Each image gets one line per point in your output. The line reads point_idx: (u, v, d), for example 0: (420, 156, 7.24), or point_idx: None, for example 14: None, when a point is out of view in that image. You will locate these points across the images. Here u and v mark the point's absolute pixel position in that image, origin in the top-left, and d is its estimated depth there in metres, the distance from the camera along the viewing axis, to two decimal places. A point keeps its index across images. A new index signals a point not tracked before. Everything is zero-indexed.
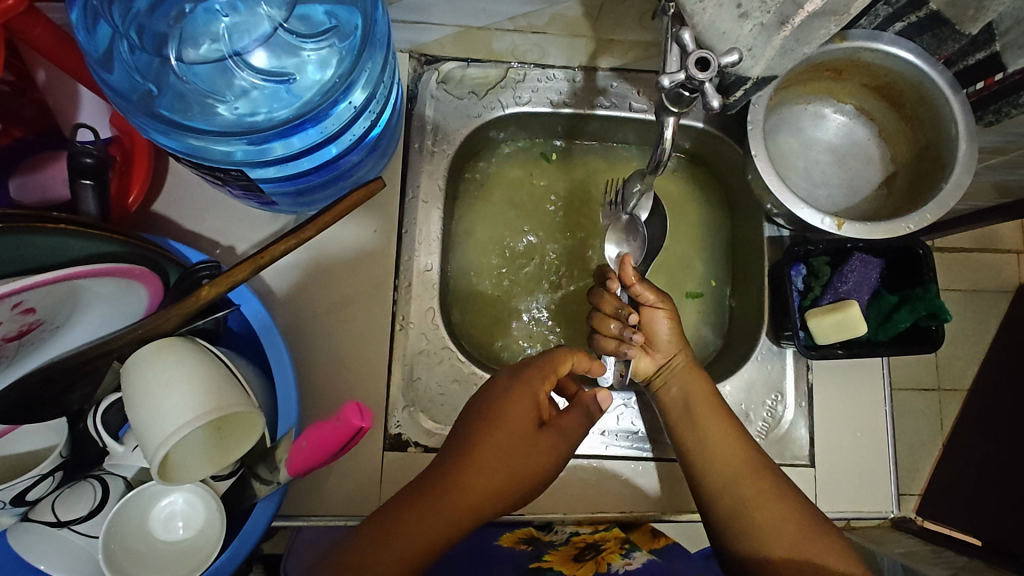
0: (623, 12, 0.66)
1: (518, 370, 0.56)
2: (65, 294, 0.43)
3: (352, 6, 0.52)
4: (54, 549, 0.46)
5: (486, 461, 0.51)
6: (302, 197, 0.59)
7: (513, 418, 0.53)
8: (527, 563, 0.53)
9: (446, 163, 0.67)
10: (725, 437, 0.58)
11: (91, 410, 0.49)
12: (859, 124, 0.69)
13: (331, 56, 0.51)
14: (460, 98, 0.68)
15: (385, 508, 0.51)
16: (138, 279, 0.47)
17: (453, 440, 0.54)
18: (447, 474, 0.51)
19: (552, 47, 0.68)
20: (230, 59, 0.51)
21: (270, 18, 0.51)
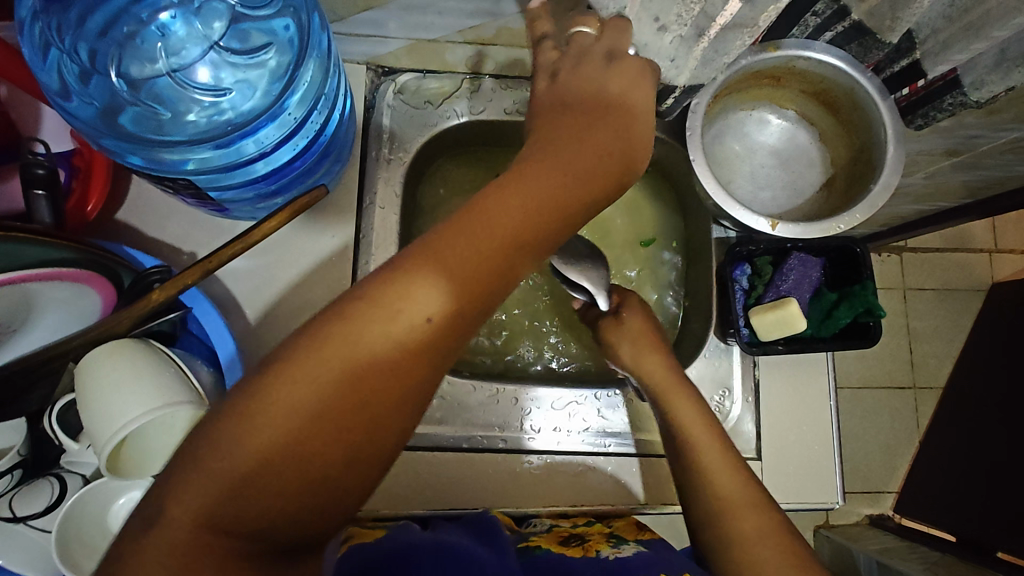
0: None
1: (580, 121, 0.43)
2: (17, 297, 0.46)
3: (288, 18, 0.54)
4: (10, 544, 0.48)
5: (519, 264, 0.38)
6: (258, 203, 0.61)
7: (563, 199, 0.39)
8: (517, 543, 0.57)
9: (403, 170, 0.68)
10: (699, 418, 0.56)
11: (47, 410, 0.50)
12: (800, 128, 0.72)
13: (280, 66, 0.54)
14: (416, 108, 0.69)
15: (340, 335, 0.34)
16: (87, 283, 0.49)
17: (462, 223, 0.37)
18: (448, 286, 0.35)
19: (503, 58, 0.71)
20: (170, 76, 0.53)
21: (207, 36, 0.54)
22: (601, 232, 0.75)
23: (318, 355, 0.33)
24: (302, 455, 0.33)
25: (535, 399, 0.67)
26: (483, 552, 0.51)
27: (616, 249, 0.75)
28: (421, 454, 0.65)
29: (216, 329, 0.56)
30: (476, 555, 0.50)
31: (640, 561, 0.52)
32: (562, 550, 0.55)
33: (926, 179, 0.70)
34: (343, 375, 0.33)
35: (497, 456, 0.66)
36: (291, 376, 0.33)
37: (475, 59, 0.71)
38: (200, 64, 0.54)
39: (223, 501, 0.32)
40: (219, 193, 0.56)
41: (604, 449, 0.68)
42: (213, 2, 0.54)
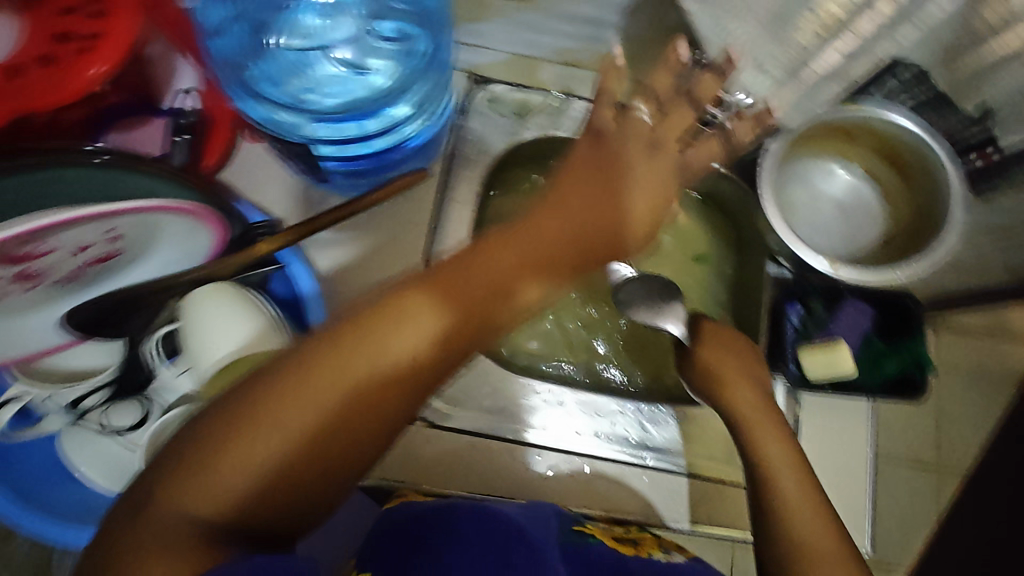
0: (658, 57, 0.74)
1: (565, 201, 0.57)
2: (140, 220, 0.47)
3: (425, 31, 0.61)
4: (92, 454, 0.55)
5: (490, 308, 0.50)
6: (350, 178, 0.66)
7: (530, 260, 0.52)
8: (572, 526, 0.57)
9: (481, 170, 0.72)
10: (773, 431, 0.55)
11: (148, 336, 0.54)
12: (863, 183, 0.76)
13: (398, 69, 0.60)
14: (502, 117, 0.74)
15: (337, 355, 0.43)
16: (207, 223, 0.50)
17: (440, 277, 0.49)
18: (433, 321, 0.46)
19: (591, 82, 0.75)
20: (314, 49, 0.60)
21: (355, 24, 0.61)
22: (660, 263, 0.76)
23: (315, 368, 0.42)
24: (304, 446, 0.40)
25: (583, 402, 0.70)
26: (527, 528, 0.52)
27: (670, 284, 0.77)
28: (460, 438, 0.68)
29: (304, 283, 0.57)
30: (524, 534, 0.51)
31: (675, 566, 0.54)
32: (615, 546, 0.55)
33: (987, 252, 0.71)
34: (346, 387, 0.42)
35: (535, 452, 0.69)
36: (297, 374, 0.41)
37: (565, 80, 0.75)
38: (341, 45, 0.60)
39: (218, 495, 0.38)
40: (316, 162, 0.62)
41: (641, 461, 0.69)
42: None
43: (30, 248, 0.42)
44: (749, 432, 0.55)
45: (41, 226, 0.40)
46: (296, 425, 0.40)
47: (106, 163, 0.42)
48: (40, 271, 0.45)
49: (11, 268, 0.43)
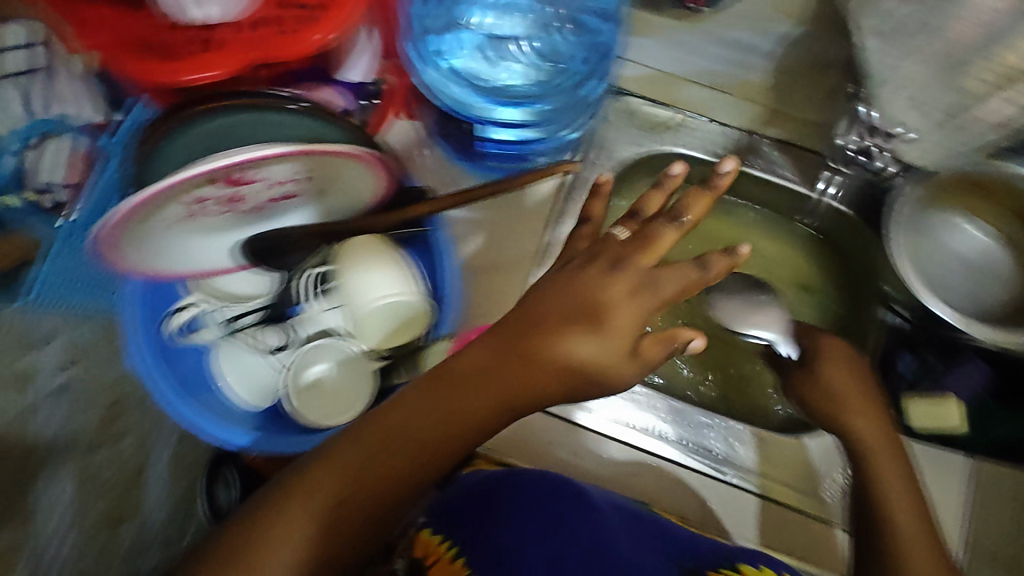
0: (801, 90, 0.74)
1: (609, 259, 0.49)
2: (328, 164, 0.51)
3: (580, 49, 0.70)
4: (236, 369, 0.61)
5: (534, 375, 0.44)
6: (482, 163, 0.70)
7: (575, 333, 0.45)
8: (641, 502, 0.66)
9: (606, 176, 0.75)
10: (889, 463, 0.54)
11: (302, 272, 0.61)
12: (991, 244, 0.73)
13: (551, 74, 0.69)
14: (634, 128, 0.77)
15: (363, 433, 0.42)
16: (382, 181, 0.55)
17: (460, 354, 0.46)
18: (453, 386, 0.44)
19: (726, 106, 0.76)
20: (485, 39, 0.69)
21: (523, 30, 0.70)
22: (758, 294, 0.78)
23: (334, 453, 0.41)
24: (342, 522, 0.40)
25: (672, 409, 0.72)
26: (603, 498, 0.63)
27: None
28: (544, 421, 0.70)
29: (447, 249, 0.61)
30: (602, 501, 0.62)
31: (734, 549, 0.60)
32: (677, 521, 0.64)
33: None
34: (373, 450, 0.41)
35: (618, 451, 0.69)
36: (317, 462, 0.41)
37: (703, 101, 0.76)
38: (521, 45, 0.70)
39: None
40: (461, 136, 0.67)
41: (725, 478, 0.69)
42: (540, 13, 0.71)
43: (244, 174, 0.47)
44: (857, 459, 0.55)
45: (267, 158, 0.45)
46: (316, 510, 0.40)
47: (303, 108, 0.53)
48: (240, 197, 0.51)
49: (223, 187, 0.48)
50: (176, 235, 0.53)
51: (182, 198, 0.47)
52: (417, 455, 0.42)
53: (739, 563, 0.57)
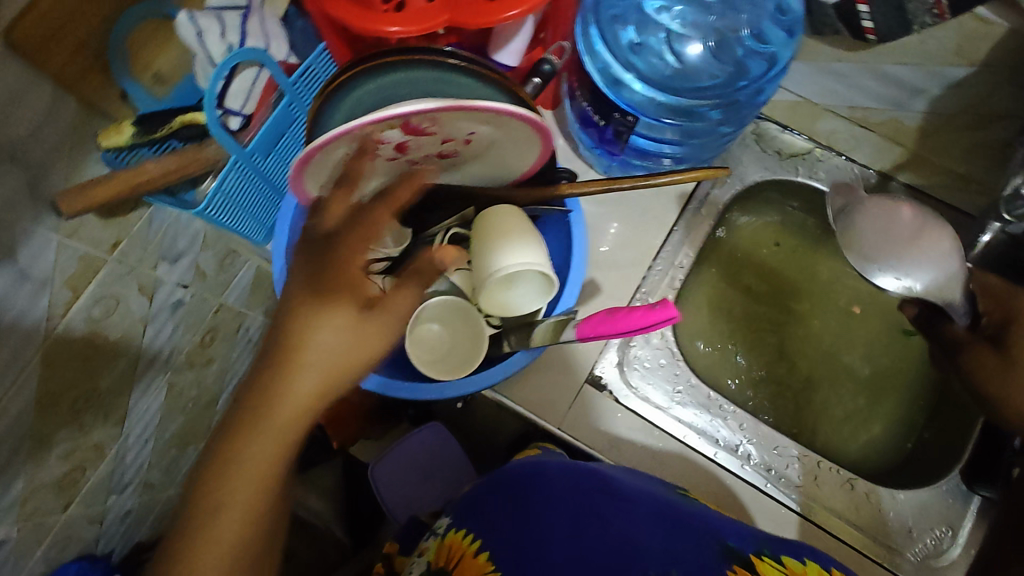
0: (955, 139, 0.70)
1: (327, 230, 0.52)
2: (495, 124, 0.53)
3: (757, 68, 0.62)
4: None
5: (310, 378, 0.48)
6: (611, 156, 0.68)
7: (292, 335, 0.49)
8: (677, 488, 0.62)
9: (730, 194, 0.76)
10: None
11: (441, 232, 0.63)
12: None
13: (710, 87, 0.62)
14: (764, 152, 0.77)
15: (214, 495, 0.48)
16: (538, 153, 0.57)
17: (263, 389, 0.48)
18: (272, 422, 0.48)
19: (866, 144, 0.75)
20: (660, 28, 0.63)
21: (708, 28, 0.62)
22: (864, 338, 0.77)
23: (199, 513, 0.48)
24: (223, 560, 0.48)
25: (761, 434, 0.70)
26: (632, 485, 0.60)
27: (864, 366, 0.77)
28: (633, 418, 0.69)
29: (579, 233, 0.62)
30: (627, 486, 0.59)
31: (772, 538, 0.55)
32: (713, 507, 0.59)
33: None
34: (241, 506, 0.48)
35: (703, 462, 0.68)
36: (196, 524, 0.47)
37: (842, 135, 0.75)
38: (689, 44, 0.63)
39: None
40: (591, 130, 0.65)
41: (801, 512, 0.67)
42: (737, 13, 0.62)
43: (424, 125, 0.51)
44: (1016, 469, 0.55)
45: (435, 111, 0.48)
46: (211, 566, 0.47)
47: (458, 68, 0.54)
48: (413, 147, 0.55)
49: (400, 134, 0.52)
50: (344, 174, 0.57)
51: (366, 139, 0.51)
52: (272, 479, 0.49)
53: (782, 554, 0.52)
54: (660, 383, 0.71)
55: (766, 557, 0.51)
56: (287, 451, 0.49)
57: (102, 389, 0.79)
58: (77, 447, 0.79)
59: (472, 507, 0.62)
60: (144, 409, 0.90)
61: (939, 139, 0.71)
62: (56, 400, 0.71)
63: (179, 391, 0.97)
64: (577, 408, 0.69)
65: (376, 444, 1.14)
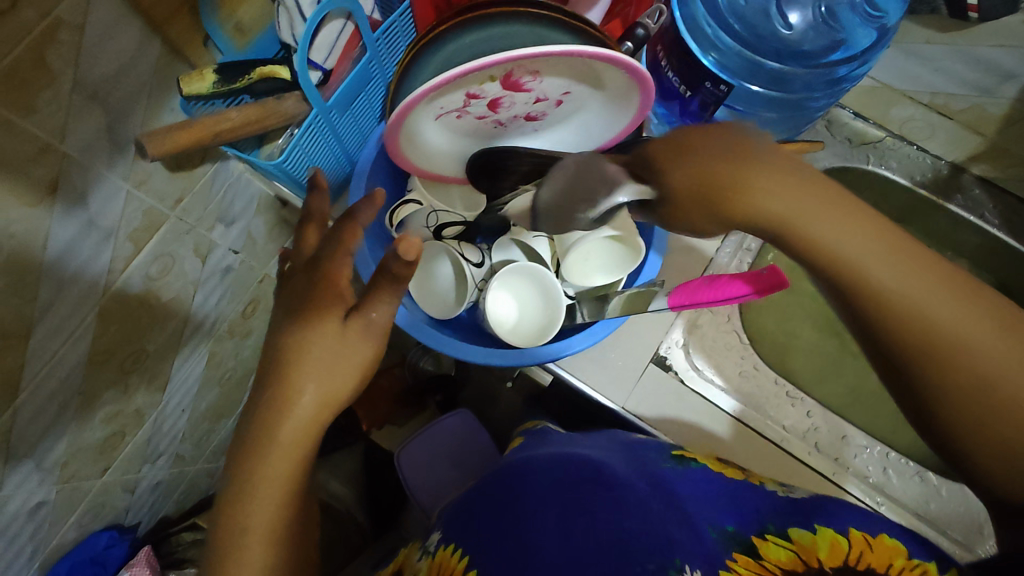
0: None
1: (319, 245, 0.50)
2: (592, 80, 0.52)
3: (857, 42, 0.59)
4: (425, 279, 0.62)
5: (310, 394, 0.45)
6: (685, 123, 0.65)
7: (284, 357, 0.46)
8: (673, 450, 0.57)
9: None
10: (972, 309, 0.35)
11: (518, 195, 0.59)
12: None
13: (802, 58, 0.60)
14: (835, 139, 0.76)
15: (236, 521, 0.44)
16: (623, 124, 0.57)
17: (262, 413, 0.45)
18: (280, 442, 0.45)
19: (941, 133, 0.74)
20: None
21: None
22: None
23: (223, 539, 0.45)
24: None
25: (828, 421, 0.69)
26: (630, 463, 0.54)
27: None
28: (699, 402, 0.67)
29: None
30: (621, 466, 0.54)
31: (779, 508, 0.47)
32: (719, 468, 0.54)
33: None
34: (266, 527, 0.45)
35: (770, 448, 0.66)
36: (230, 543, 0.44)
37: (917, 124, 0.74)
38: (794, 10, 0.60)
39: None
40: (672, 95, 0.63)
41: (874, 506, 0.65)
42: None
43: (525, 78, 0.50)
44: (930, 345, 0.35)
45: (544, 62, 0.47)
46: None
47: (550, 20, 0.51)
48: (505, 105, 0.53)
49: (499, 89, 0.50)
50: (428, 130, 0.55)
51: (465, 91, 0.50)
52: (294, 495, 0.46)
53: (789, 526, 0.44)
54: (724, 364, 0.70)
55: (772, 534, 0.44)
56: (307, 458, 0.46)
57: (150, 351, 0.76)
58: (120, 411, 0.76)
59: (460, 511, 0.56)
60: (185, 376, 0.88)
61: None
62: (107, 357, 0.69)
63: (217, 362, 0.95)
64: (640, 386, 0.67)
65: (407, 427, 1.12)
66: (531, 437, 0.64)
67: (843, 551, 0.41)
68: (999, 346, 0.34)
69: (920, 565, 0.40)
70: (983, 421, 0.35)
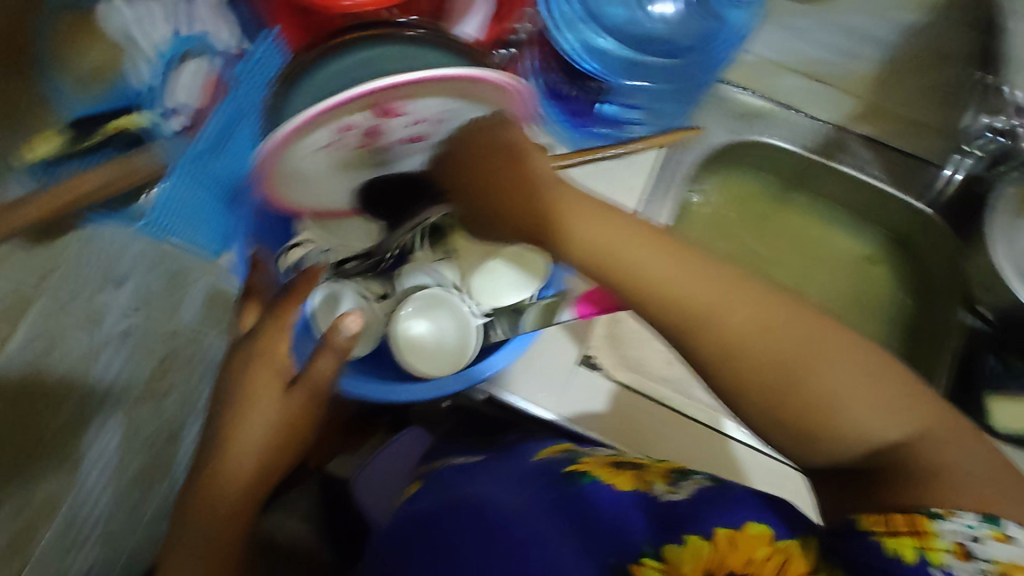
0: (896, 88, 0.77)
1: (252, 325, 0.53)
2: (471, 96, 0.49)
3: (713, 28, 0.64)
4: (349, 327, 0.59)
5: (241, 463, 0.49)
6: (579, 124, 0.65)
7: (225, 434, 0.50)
8: (563, 467, 0.52)
9: (699, 157, 0.77)
10: (722, 292, 0.42)
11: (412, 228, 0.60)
12: None
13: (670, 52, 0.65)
14: (730, 117, 0.78)
15: None
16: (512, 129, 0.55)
17: (202, 488, 0.49)
18: (219, 512, 0.48)
19: (821, 100, 0.78)
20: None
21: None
22: (830, 288, 0.80)
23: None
24: None
25: None
26: (519, 504, 0.50)
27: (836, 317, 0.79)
28: (628, 397, 0.67)
29: None
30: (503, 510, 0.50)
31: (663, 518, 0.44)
32: (610, 479, 0.50)
33: None
34: None
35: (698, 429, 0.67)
36: None
37: (798, 93, 0.78)
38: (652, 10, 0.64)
39: None
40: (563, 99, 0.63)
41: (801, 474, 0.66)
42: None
43: (398, 104, 0.47)
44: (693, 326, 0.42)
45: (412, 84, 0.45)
46: None
47: (417, 40, 0.52)
48: (386, 131, 0.51)
49: (373, 117, 0.48)
50: (306, 170, 0.52)
51: (335, 125, 0.47)
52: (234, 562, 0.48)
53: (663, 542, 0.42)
54: (649, 351, 0.72)
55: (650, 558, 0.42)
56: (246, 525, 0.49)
57: (45, 435, 0.69)
58: (20, 506, 0.69)
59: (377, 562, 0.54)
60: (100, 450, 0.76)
61: (887, 89, 0.77)
62: None
63: None
64: (569, 391, 0.66)
65: (355, 461, 1.09)
66: (440, 481, 0.58)
67: (704, 557, 0.40)
68: (746, 319, 0.41)
69: (782, 550, 0.40)
70: (764, 384, 0.41)
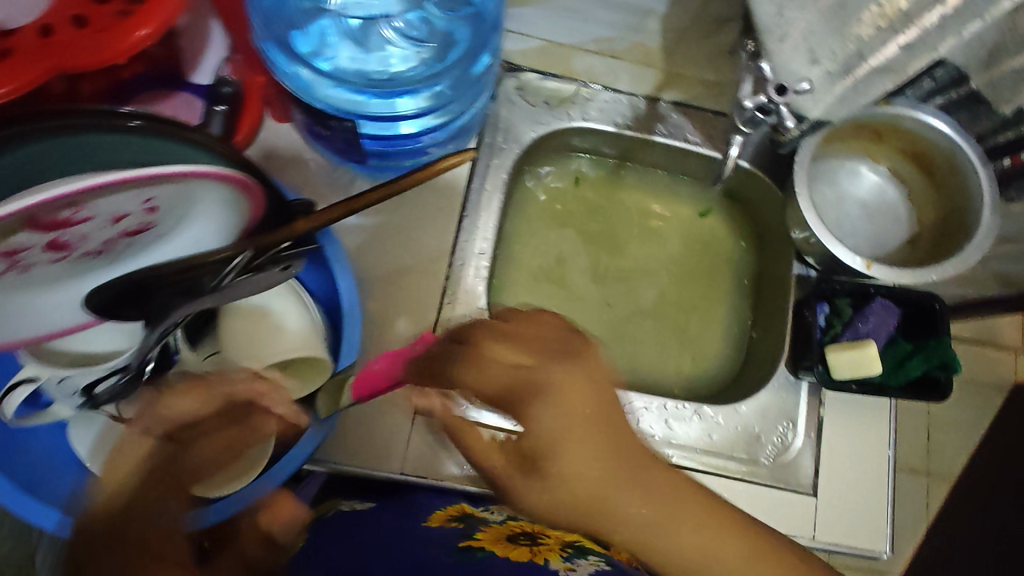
0: (692, 50, 0.74)
1: None
2: (166, 177, 0.40)
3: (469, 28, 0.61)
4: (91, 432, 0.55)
5: None
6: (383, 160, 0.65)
7: None
8: (458, 541, 0.49)
9: (511, 158, 0.72)
10: (668, 505, 0.42)
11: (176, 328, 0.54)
12: (890, 186, 0.73)
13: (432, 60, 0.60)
14: (533, 105, 0.73)
15: None
16: (247, 194, 0.45)
17: None
18: None
19: (622, 72, 0.74)
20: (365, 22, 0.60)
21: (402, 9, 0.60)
22: (675, 262, 0.78)
23: None
24: None
25: None
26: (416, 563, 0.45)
27: (685, 289, 0.77)
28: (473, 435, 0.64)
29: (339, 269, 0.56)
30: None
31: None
32: (507, 552, 0.47)
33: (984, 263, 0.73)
34: None
35: None
36: None
37: (598, 68, 0.74)
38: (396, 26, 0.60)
39: None
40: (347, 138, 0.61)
41: None
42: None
43: (65, 213, 0.39)
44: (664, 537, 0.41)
45: (57, 196, 0.37)
46: None
47: (138, 128, 0.41)
48: (74, 241, 0.44)
49: (44, 231, 0.41)
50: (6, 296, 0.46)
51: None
52: None
53: None
54: None
55: None
56: None
57: None
58: None
59: None
60: None
61: (681, 53, 0.74)
62: None
63: None
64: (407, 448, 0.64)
65: None
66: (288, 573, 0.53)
67: None
68: (695, 535, 0.42)
69: None
70: None
